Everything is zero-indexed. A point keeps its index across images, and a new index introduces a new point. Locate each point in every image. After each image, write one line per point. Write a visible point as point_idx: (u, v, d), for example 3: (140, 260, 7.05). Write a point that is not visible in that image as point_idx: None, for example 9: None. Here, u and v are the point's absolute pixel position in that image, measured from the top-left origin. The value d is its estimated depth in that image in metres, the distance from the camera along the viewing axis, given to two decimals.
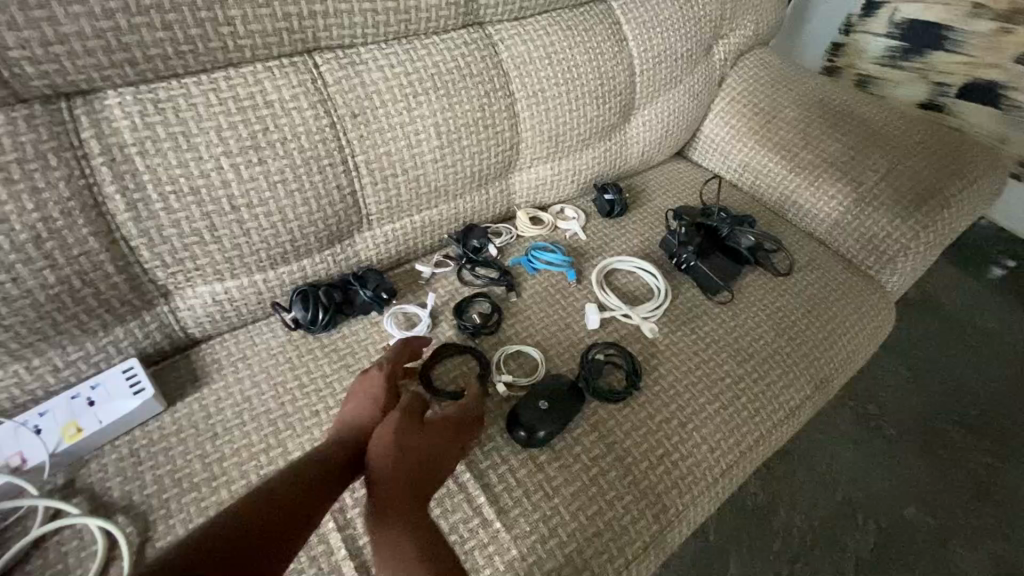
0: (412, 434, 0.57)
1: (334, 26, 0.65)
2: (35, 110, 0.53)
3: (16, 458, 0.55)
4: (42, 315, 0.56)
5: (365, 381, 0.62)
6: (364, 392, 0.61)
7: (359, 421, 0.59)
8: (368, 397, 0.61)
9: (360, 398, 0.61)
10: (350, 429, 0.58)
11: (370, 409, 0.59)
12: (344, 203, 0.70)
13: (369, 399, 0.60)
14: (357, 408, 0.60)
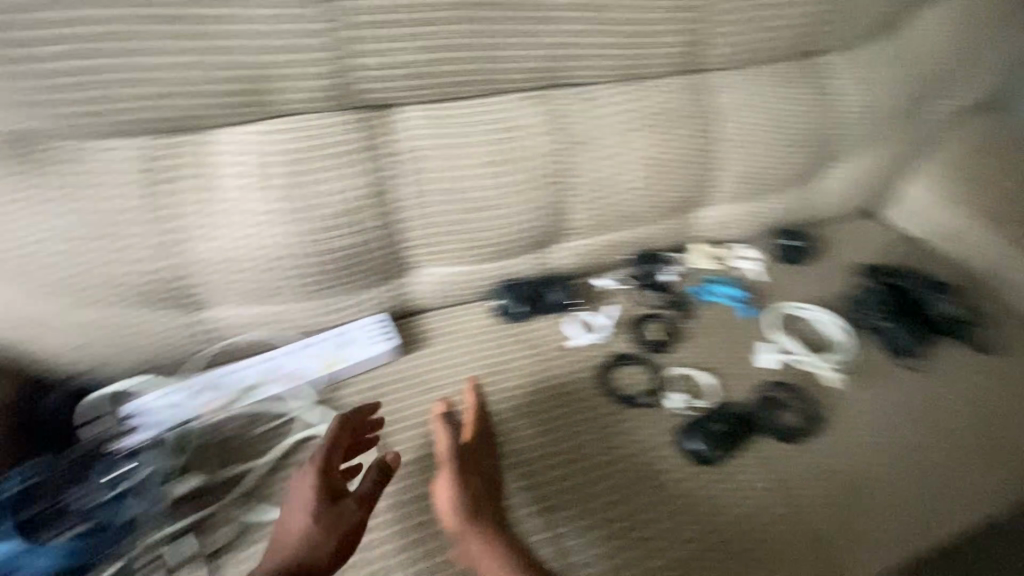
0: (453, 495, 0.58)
1: (580, 68, 0.78)
2: (364, 116, 0.71)
3: (297, 372, 0.73)
4: (335, 269, 0.74)
5: (301, 482, 0.57)
6: (306, 503, 0.55)
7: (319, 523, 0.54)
8: (309, 505, 0.55)
9: (298, 509, 0.55)
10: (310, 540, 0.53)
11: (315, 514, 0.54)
12: (557, 215, 0.82)
13: (309, 501, 0.55)
14: (300, 518, 0.54)
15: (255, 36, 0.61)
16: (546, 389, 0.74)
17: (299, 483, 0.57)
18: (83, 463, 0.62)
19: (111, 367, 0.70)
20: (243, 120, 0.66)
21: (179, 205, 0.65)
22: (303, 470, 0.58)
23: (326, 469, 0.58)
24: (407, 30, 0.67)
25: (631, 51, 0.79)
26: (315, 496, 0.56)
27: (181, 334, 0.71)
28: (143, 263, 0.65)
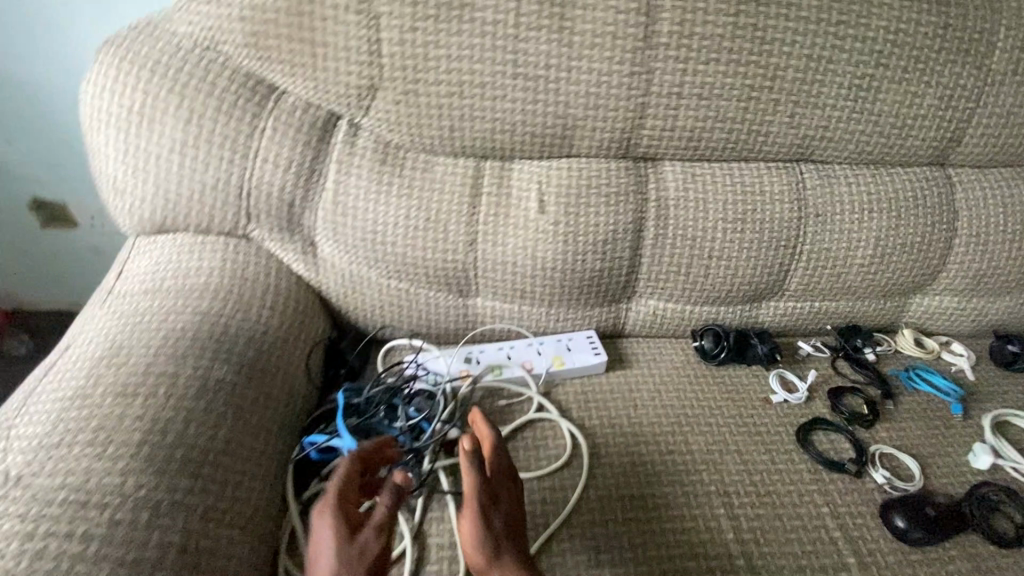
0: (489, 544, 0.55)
1: (832, 148, 0.84)
2: (632, 164, 0.83)
3: (527, 364, 0.86)
4: (577, 286, 0.86)
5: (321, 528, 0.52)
6: (331, 553, 0.50)
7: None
8: (339, 555, 0.50)
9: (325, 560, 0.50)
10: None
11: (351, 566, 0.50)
12: (776, 276, 0.89)
13: (337, 549, 0.51)
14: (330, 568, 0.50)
15: (577, 91, 0.76)
16: (749, 433, 0.81)
17: (321, 528, 0.52)
18: (392, 393, 0.78)
19: (394, 329, 0.89)
20: (541, 158, 0.82)
21: (481, 215, 0.81)
22: (322, 518, 0.53)
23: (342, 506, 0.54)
24: (698, 104, 0.78)
25: (887, 140, 0.84)
26: (344, 544, 0.51)
27: (451, 315, 0.88)
28: (445, 256, 0.82)
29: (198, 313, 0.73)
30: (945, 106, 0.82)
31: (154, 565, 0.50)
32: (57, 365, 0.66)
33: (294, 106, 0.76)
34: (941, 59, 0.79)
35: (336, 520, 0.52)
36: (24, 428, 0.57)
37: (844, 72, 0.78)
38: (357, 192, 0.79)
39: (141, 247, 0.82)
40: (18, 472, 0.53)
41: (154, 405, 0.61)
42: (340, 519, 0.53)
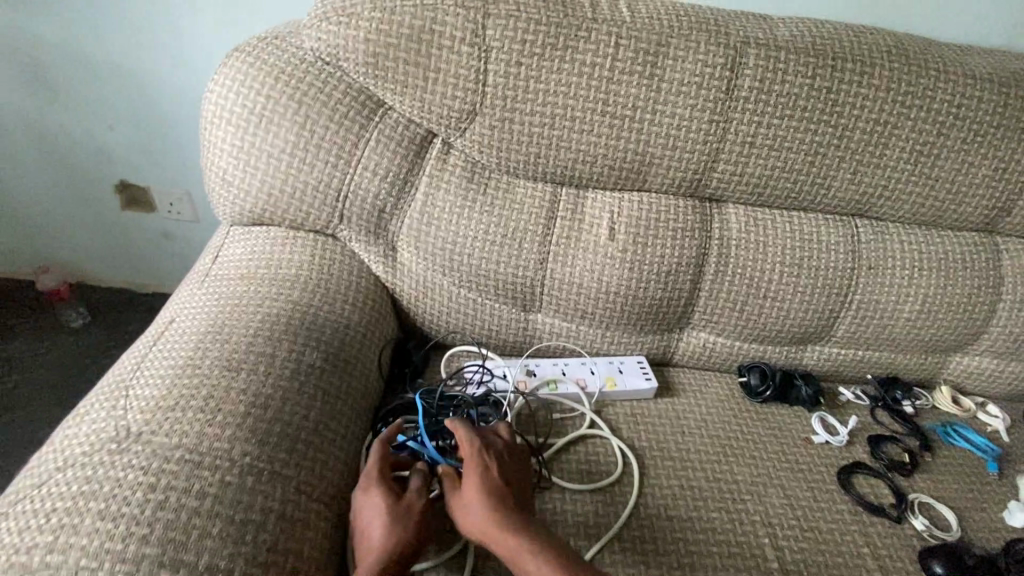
0: (484, 523, 0.58)
1: (888, 206, 0.89)
2: (699, 204, 0.89)
3: (581, 381, 0.90)
4: (636, 312, 0.91)
5: (363, 497, 0.62)
6: (368, 519, 0.59)
7: (381, 541, 0.57)
8: (376, 520, 0.59)
9: (366, 524, 0.59)
10: (376, 557, 0.56)
11: (384, 528, 0.58)
12: (825, 321, 0.93)
13: (375, 514, 0.59)
14: (372, 530, 0.58)
15: (658, 132, 0.82)
16: (792, 470, 0.84)
17: (362, 497, 0.62)
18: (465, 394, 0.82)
19: (456, 336, 0.94)
20: (614, 190, 0.88)
21: (554, 237, 0.87)
22: (366, 488, 0.62)
23: (383, 478, 0.63)
24: (768, 154, 0.84)
25: (940, 204, 0.89)
26: (380, 508, 0.60)
27: (512, 327, 0.93)
28: (516, 271, 0.87)
29: (290, 302, 0.78)
30: (999, 178, 0.87)
31: (258, 527, 0.54)
32: (165, 337, 0.71)
33: (398, 122, 0.82)
34: (999, 135, 0.85)
35: (375, 489, 0.62)
36: (141, 390, 0.62)
37: (907, 138, 0.84)
38: (443, 205, 0.85)
39: (235, 235, 0.88)
40: (139, 428, 0.58)
41: (256, 382, 0.65)
42: (380, 486, 0.62)
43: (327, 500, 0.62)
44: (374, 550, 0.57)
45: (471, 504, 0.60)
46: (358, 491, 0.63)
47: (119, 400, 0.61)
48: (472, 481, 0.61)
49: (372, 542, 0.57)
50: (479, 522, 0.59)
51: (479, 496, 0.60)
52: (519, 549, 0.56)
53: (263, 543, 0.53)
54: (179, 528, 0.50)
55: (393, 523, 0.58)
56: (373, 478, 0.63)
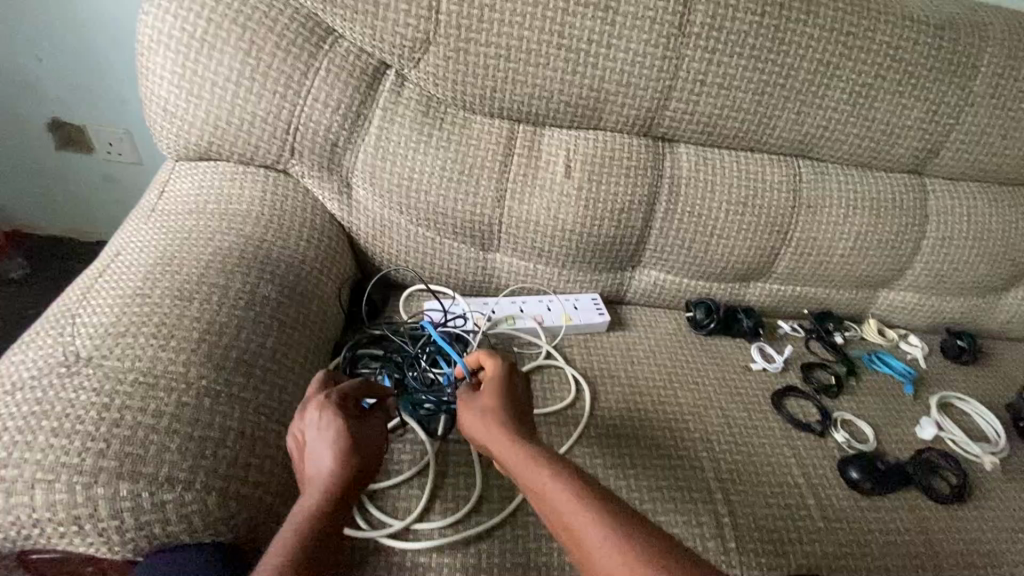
0: (507, 450, 0.58)
1: (828, 146, 0.94)
2: (652, 143, 0.91)
3: (538, 317, 0.93)
4: (591, 250, 0.94)
5: (312, 424, 0.57)
6: (320, 448, 0.55)
7: (337, 469, 0.54)
8: (332, 446, 0.55)
9: (318, 452, 0.55)
10: (330, 485, 0.53)
11: (341, 459, 0.55)
12: (767, 258, 0.99)
13: (329, 443, 0.56)
14: (324, 459, 0.55)
15: (613, 67, 0.83)
16: (731, 394, 0.90)
17: (313, 424, 0.57)
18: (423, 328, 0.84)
19: (416, 275, 0.95)
20: (570, 128, 0.89)
21: (511, 174, 0.88)
22: (319, 413, 0.57)
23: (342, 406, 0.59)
24: (718, 92, 0.86)
25: (875, 145, 0.94)
26: (336, 437, 0.56)
27: (471, 265, 0.94)
28: (473, 208, 0.88)
29: (242, 235, 0.76)
30: (929, 119, 0.93)
31: (217, 444, 0.55)
32: (111, 268, 0.69)
33: (349, 52, 0.81)
34: (931, 77, 0.90)
35: (331, 416, 0.57)
36: (89, 318, 0.61)
37: (847, 79, 0.88)
38: (399, 140, 0.84)
39: (181, 170, 0.85)
40: (88, 353, 0.57)
41: (210, 310, 0.65)
42: (335, 413, 0.57)
43: (286, 422, 0.63)
44: (328, 478, 0.54)
45: (491, 433, 0.60)
46: (311, 415, 0.58)
47: (67, 327, 0.60)
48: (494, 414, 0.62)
49: (324, 471, 0.54)
50: (501, 450, 0.59)
51: (500, 425, 0.60)
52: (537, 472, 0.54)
53: (223, 457, 0.55)
54: (134, 443, 0.51)
55: (349, 455, 0.55)
56: (330, 405, 0.58)
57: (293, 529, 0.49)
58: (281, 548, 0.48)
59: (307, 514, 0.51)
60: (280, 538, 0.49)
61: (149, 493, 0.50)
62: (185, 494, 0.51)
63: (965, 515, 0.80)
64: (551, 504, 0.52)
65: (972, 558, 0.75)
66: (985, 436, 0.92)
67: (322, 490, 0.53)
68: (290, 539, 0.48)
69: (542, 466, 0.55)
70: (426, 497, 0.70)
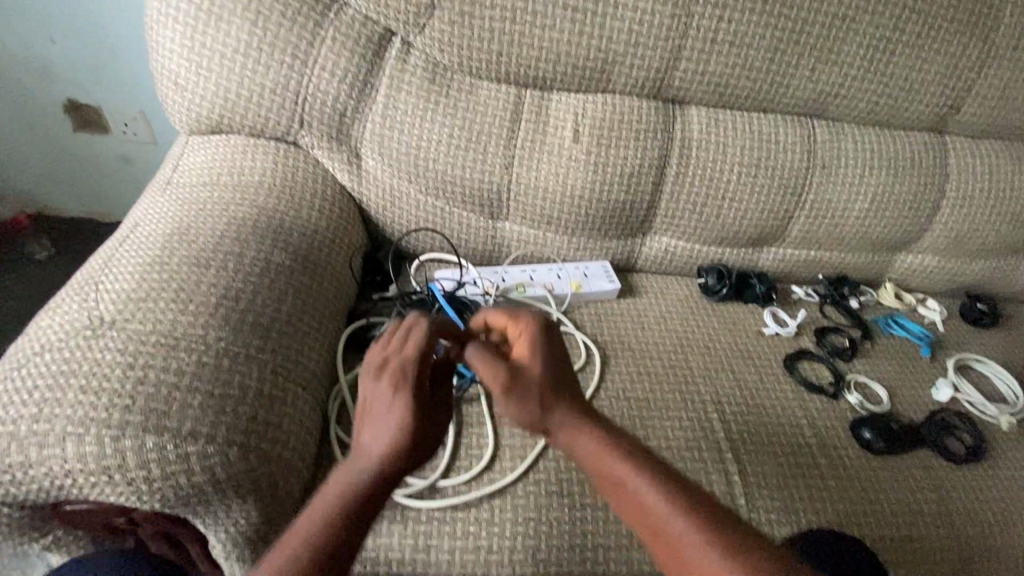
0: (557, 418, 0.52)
1: (843, 104, 0.92)
2: (662, 106, 0.90)
3: (549, 285, 0.93)
4: (601, 216, 0.93)
5: (382, 397, 0.48)
6: (384, 430, 0.47)
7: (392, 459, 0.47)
8: (394, 430, 0.47)
9: (377, 431, 0.48)
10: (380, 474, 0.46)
11: (400, 449, 0.47)
12: (780, 222, 0.97)
13: (392, 425, 0.47)
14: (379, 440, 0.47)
15: (620, 27, 0.81)
16: (743, 358, 0.90)
17: (382, 400, 0.48)
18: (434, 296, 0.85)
19: (426, 245, 0.96)
20: (578, 92, 0.89)
21: (518, 140, 0.87)
22: (393, 384, 0.49)
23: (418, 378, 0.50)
24: (729, 51, 0.84)
25: (893, 102, 0.92)
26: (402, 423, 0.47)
27: (481, 234, 0.95)
28: (482, 176, 0.88)
29: (255, 204, 0.78)
30: (950, 73, 0.90)
31: (237, 401, 0.57)
32: (130, 238, 0.71)
33: (354, 19, 0.81)
34: (953, 28, 0.87)
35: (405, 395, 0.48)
36: (111, 284, 0.64)
37: (864, 32, 0.85)
38: (406, 108, 0.84)
39: (195, 144, 0.86)
40: (112, 316, 0.59)
41: (226, 276, 0.67)
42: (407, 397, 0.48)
43: (303, 383, 0.65)
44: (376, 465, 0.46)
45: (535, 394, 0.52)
46: (385, 384, 0.49)
47: (91, 293, 0.63)
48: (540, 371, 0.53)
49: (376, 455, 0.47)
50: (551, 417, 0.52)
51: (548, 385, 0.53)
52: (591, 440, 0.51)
53: (243, 414, 0.57)
54: (159, 400, 0.54)
55: (408, 450, 0.47)
56: (406, 382, 0.49)
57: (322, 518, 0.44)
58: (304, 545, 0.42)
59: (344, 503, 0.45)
60: (304, 524, 0.44)
61: (174, 445, 0.52)
62: (208, 448, 0.53)
63: (979, 474, 0.80)
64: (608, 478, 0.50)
65: (983, 515, 0.75)
66: (1002, 398, 0.91)
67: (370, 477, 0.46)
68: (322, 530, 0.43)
69: (599, 434, 0.51)
70: (441, 456, 0.71)
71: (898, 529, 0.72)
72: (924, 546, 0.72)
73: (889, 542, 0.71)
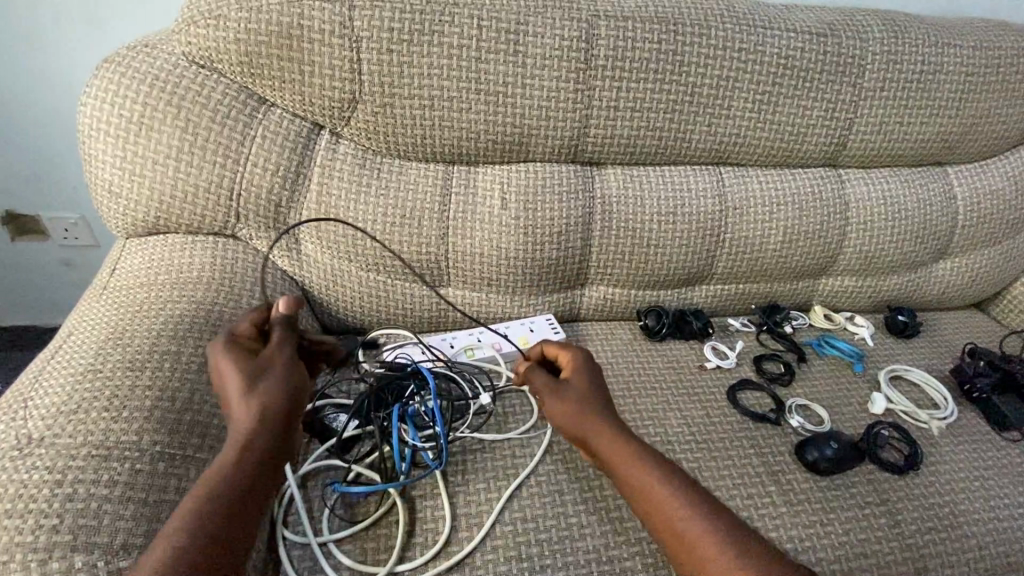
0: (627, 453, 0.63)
1: (744, 153, 1.01)
2: (578, 168, 0.97)
3: (497, 344, 0.96)
4: (539, 274, 0.98)
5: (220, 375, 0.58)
6: (232, 381, 0.57)
7: (258, 409, 0.55)
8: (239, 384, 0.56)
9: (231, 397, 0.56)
10: (248, 431, 0.54)
11: (252, 391, 0.56)
12: (706, 260, 1.04)
13: (237, 387, 0.56)
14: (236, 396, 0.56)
15: (530, 106, 0.89)
16: (688, 394, 0.93)
17: (226, 367, 0.58)
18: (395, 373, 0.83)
19: (373, 318, 0.98)
20: (502, 164, 0.95)
21: (451, 213, 0.92)
22: (225, 361, 0.58)
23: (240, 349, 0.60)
24: (632, 116, 0.93)
25: (785, 145, 1.02)
26: (246, 377, 0.56)
27: (426, 303, 0.97)
28: (419, 249, 0.92)
29: (194, 299, 0.79)
30: (829, 117, 1.01)
31: (173, 505, 0.57)
32: (63, 349, 0.72)
33: (283, 117, 0.86)
34: (823, 78, 0.98)
35: (239, 365, 0.57)
36: (42, 400, 0.63)
37: (748, 90, 0.95)
38: (338, 192, 0.89)
39: (132, 247, 0.88)
40: (40, 434, 0.59)
41: (161, 376, 0.67)
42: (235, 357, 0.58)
43: None
44: (243, 434, 0.53)
45: (615, 444, 0.65)
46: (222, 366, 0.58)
47: (19, 412, 0.62)
48: (590, 411, 0.68)
49: (239, 407, 0.55)
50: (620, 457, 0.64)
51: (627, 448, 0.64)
52: (684, 494, 0.60)
53: None
54: (90, 515, 0.53)
55: (262, 390, 0.56)
56: (233, 352, 0.59)
57: (216, 507, 0.49)
58: (183, 524, 0.47)
59: (215, 499, 0.49)
60: (222, 465, 0.52)
61: (105, 562, 0.51)
62: (141, 560, 0.52)
63: (920, 481, 0.83)
64: (687, 541, 0.57)
65: (930, 523, 0.78)
66: (934, 404, 0.96)
67: (242, 419, 0.54)
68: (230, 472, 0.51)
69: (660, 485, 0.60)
70: (395, 535, 0.70)
71: (852, 548, 0.74)
72: (880, 562, 0.73)
73: (845, 563, 0.73)
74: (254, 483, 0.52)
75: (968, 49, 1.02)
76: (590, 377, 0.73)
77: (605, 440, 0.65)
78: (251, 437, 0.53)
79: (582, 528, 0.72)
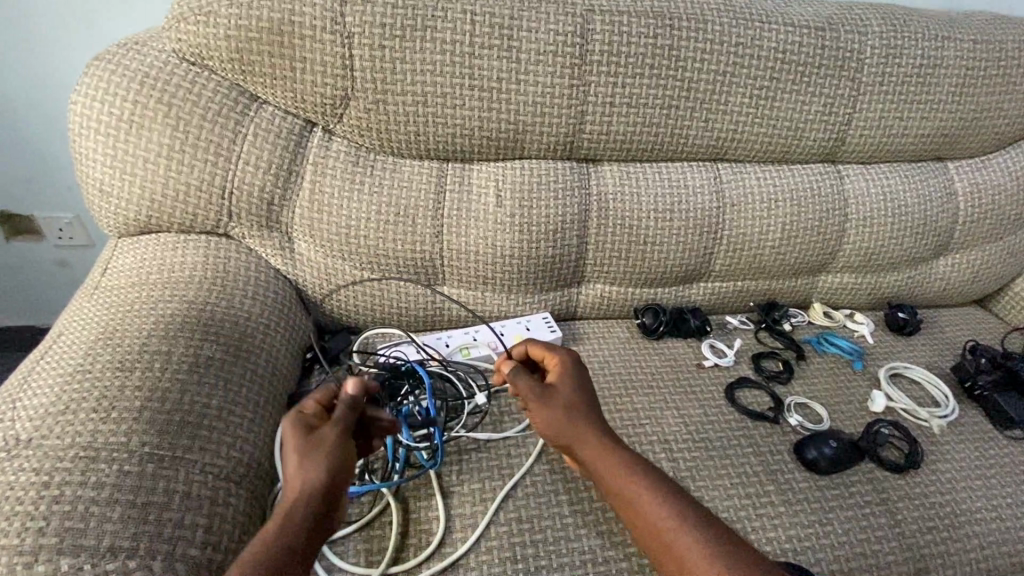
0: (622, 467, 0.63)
1: (741, 149, 1.00)
2: (574, 165, 0.96)
3: (492, 343, 0.95)
4: (535, 272, 0.97)
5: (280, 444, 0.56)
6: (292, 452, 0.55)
7: (308, 482, 0.52)
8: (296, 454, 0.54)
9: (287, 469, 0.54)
10: (297, 507, 0.50)
11: (305, 461, 0.54)
12: (703, 257, 1.03)
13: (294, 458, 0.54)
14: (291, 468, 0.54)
15: (524, 102, 0.88)
16: (686, 393, 0.92)
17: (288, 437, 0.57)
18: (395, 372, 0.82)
19: (368, 318, 0.97)
20: (497, 160, 0.95)
21: (446, 210, 0.91)
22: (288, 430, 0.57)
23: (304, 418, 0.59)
24: (628, 111, 0.92)
25: (784, 141, 1.01)
26: (303, 447, 0.55)
27: (421, 302, 0.97)
28: (414, 247, 0.91)
29: (185, 298, 0.78)
30: (828, 111, 1.00)
31: (162, 507, 0.56)
32: (53, 349, 0.71)
33: (275, 115, 0.85)
34: (821, 72, 0.97)
35: (297, 436, 0.56)
36: (30, 401, 0.63)
37: (746, 85, 0.94)
38: (331, 190, 0.88)
39: (124, 246, 0.87)
40: (29, 436, 0.58)
41: (152, 377, 0.66)
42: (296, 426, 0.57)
43: (237, 479, 0.64)
44: (290, 506, 0.50)
45: (605, 460, 0.64)
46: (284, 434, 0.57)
47: (8, 414, 0.62)
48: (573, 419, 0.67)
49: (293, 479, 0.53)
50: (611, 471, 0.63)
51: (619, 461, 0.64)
52: (677, 505, 0.59)
53: (168, 521, 0.55)
54: (77, 517, 0.52)
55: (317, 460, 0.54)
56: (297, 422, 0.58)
57: None
58: None
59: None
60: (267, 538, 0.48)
61: (91, 565, 0.50)
62: (129, 563, 0.51)
63: (920, 479, 0.82)
64: (674, 552, 0.56)
65: (931, 522, 0.77)
66: (935, 402, 0.95)
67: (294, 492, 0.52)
68: (271, 547, 0.47)
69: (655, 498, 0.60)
70: (389, 536, 0.69)
71: (851, 548, 0.73)
72: (881, 562, 0.72)
73: (845, 563, 0.72)
74: (292, 553, 0.48)
75: (968, 43, 1.01)
76: (578, 377, 0.71)
77: (595, 454, 0.65)
78: (297, 514, 0.50)
79: (579, 529, 0.72)
